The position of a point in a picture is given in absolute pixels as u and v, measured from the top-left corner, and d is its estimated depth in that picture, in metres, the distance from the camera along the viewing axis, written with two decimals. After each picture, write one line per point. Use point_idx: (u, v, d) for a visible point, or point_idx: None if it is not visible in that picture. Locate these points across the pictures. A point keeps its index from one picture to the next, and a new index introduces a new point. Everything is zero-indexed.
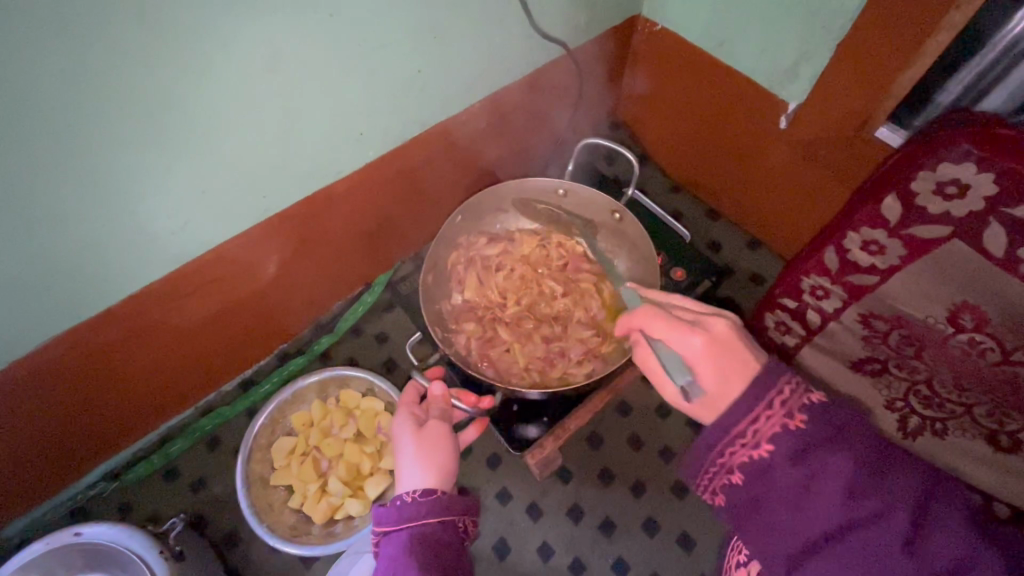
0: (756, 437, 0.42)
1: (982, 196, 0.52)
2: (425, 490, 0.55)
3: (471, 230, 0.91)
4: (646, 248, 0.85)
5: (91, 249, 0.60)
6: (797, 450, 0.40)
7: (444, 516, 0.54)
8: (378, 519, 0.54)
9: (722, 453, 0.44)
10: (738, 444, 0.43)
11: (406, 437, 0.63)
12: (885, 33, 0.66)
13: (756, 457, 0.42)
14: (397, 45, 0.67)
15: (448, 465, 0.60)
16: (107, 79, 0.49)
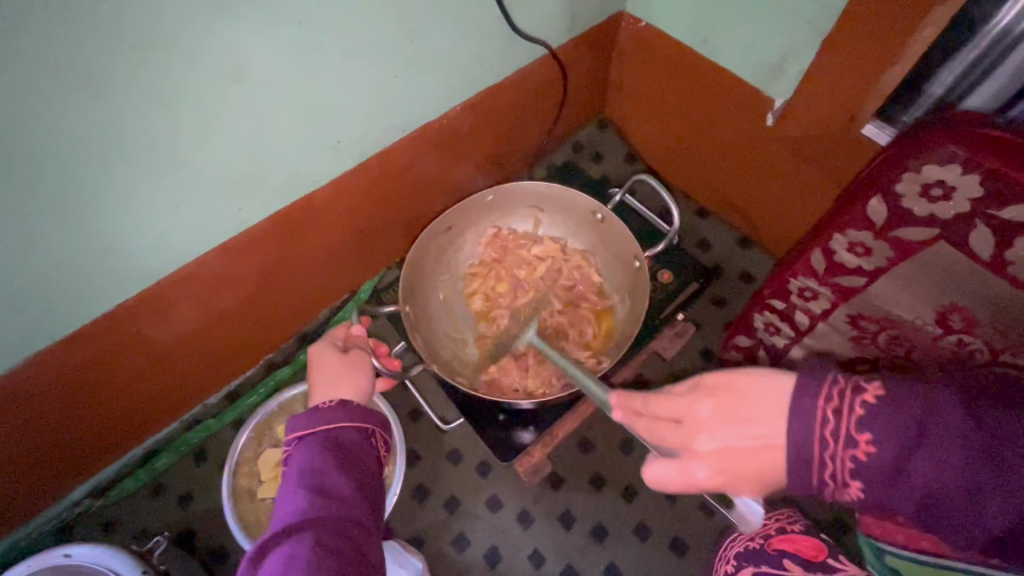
0: (842, 456, 0.39)
1: (967, 198, 0.51)
2: (342, 400, 0.61)
3: (498, 217, 0.90)
4: (643, 305, 0.82)
5: (62, 268, 0.59)
6: (901, 449, 0.38)
7: (362, 425, 0.60)
8: (294, 426, 0.59)
9: (825, 463, 0.40)
10: (838, 451, 0.40)
11: (328, 358, 0.67)
12: (869, 29, 0.65)
13: (867, 459, 0.39)
14: (372, 51, 0.66)
15: (364, 385, 0.66)
16: (67, 96, 0.47)
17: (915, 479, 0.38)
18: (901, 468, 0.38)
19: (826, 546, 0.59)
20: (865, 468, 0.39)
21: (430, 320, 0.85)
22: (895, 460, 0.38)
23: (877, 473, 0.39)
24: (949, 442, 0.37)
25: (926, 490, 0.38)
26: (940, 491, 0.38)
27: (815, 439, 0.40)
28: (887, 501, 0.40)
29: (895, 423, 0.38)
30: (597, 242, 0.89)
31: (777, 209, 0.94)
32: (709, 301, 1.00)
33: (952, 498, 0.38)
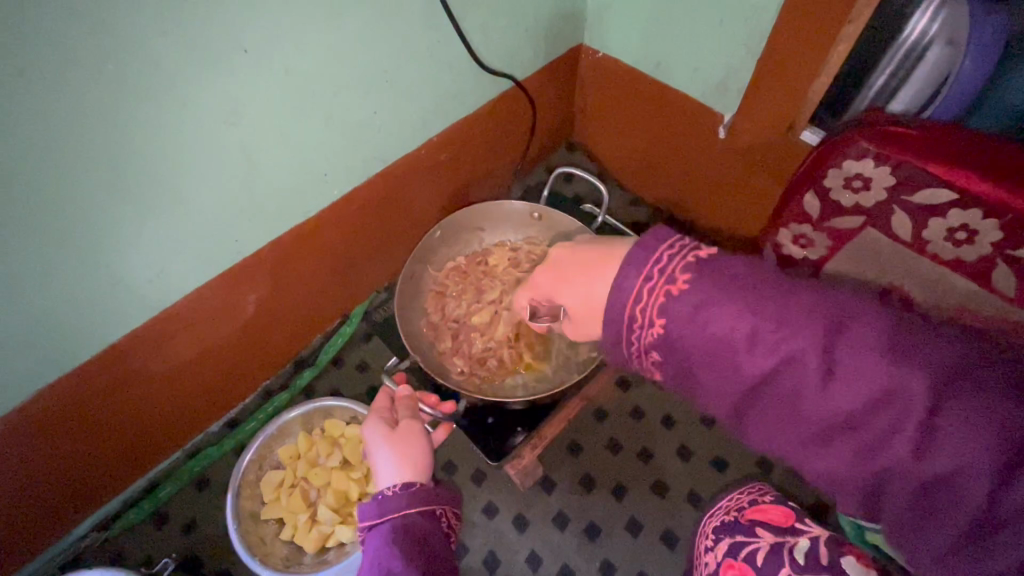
0: (649, 315, 0.43)
1: (882, 187, 0.58)
2: (403, 484, 0.61)
3: (448, 251, 0.96)
4: None
5: (71, 302, 0.63)
6: (691, 310, 0.42)
7: (428, 507, 0.59)
8: (362, 515, 0.58)
9: (632, 340, 0.45)
10: (637, 327, 0.44)
11: (382, 437, 0.68)
12: (793, 48, 0.73)
13: (657, 334, 0.43)
14: (352, 91, 0.73)
15: (421, 461, 0.65)
16: (83, 145, 0.53)
17: (719, 338, 0.41)
18: (703, 331, 0.42)
19: (793, 511, 0.64)
20: (659, 329, 0.43)
21: (420, 345, 0.90)
22: (690, 323, 0.42)
23: (666, 333, 0.43)
24: (760, 310, 0.40)
25: (727, 351, 0.42)
26: (732, 356, 0.41)
27: (623, 335, 0.45)
28: (681, 364, 0.44)
29: (702, 293, 0.42)
30: (535, 233, 0.98)
31: (737, 213, 1.02)
32: None
33: (754, 364, 0.41)
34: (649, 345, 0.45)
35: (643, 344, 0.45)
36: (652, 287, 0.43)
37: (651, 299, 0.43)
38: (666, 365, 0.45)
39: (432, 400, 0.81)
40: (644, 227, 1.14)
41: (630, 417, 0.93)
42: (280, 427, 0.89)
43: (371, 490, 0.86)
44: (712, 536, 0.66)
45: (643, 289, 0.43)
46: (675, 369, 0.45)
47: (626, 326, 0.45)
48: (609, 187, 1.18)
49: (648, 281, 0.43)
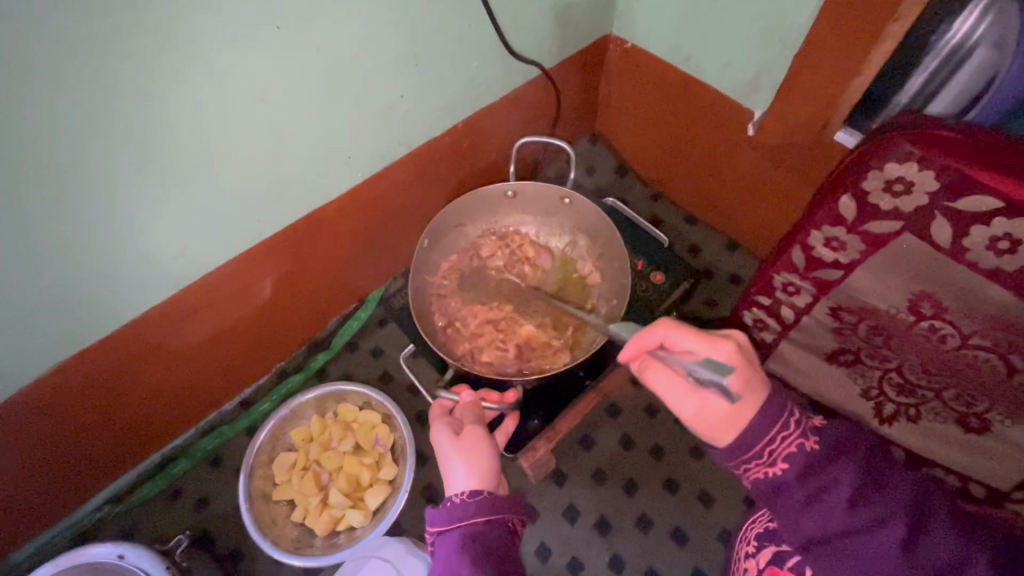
0: (761, 466, 0.49)
1: (926, 191, 0.56)
2: (472, 491, 0.58)
3: (437, 257, 0.92)
4: (615, 243, 0.89)
5: (93, 276, 0.63)
6: (814, 472, 0.46)
7: (495, 516, 0.57)
8: (432, 520, 0.57)
9: (744, 469, 0.50)
10: (756, 462, 0.49)
11: (449, 445, 0.65)
12: (834, 46, 0.71)
13: (771, 473, 0.48)
14: (380, 73, 0.71)
15: (491, 467, 0.62)
16: (110, 117, 0.53)
17: (843, 507, 0.45)
18: (819, 474, 0.46)
19: None
20: (776, 470, 0.48)
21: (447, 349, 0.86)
22: (811, 466, 0.47)
23: (792, 468, 0.47)
24: (855, 463, 0.46)
25: (818, 495, 0.46)
26: (841, 521, 0.45)
27: (741, 459, 0.50)
28: (785, 494, 0.47)
29: (833, 462, 0.46)
30: (524, 212, 0.95)
31: (761, 214, 1.00)
32: (701, 302, 1.04)
33: (842, 510, 0.45)
34: (756, 477, 0.49)
35: (759, 469, 0.49)
36: (799, 430, 0.48)
37: (790, 436, 0.48)
38: (772, 495, 0.48)
39: (496, 397, 0.76)
40: (664, 222, 1.13)
41: (644, 414, 0.92)
42: (293, 409, 0.89)
43: (382, 476, 0.85)
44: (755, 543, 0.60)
45: (790, 425, 0.48)
46: (775, 499, 0.48)
47: (754, 450, 0.49)
48: (631, 182, 1.17)
49: (792, 424, 0.48)
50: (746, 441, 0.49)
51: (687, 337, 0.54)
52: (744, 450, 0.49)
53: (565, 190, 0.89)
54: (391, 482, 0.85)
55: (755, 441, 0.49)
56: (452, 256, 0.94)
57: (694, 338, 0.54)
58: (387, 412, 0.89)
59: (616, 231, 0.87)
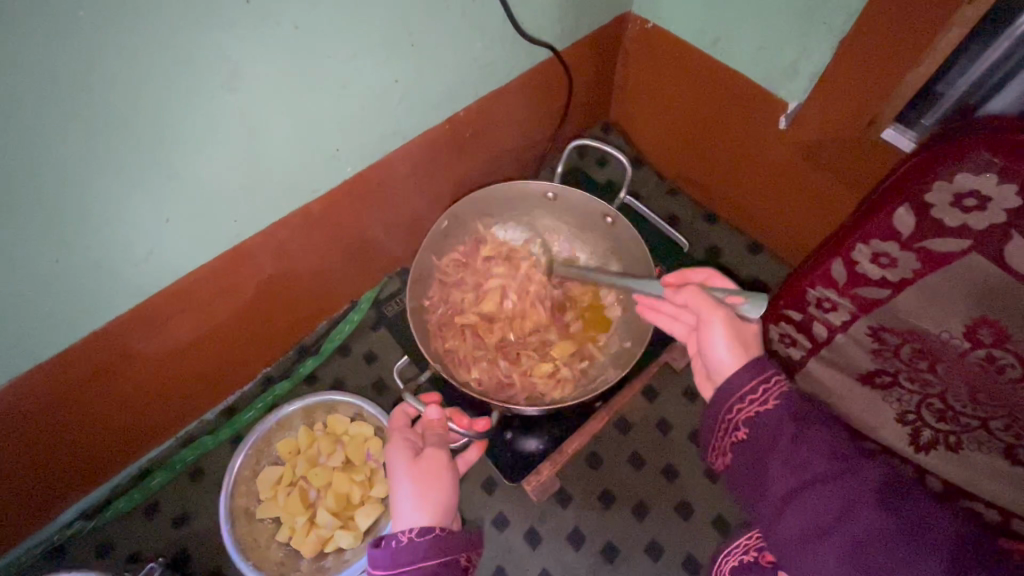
0: (765, 394, 0.47)
1: (1004, 208, 0.50)
2: (422, 529, 0.54)
3: (456, 244, 0.85)
4: (643, 261, 0.80)
5: (47, 287, 0.56)
6: (797, 412, 0.45)
7: (448, 555, 0.53)
8: (373, 562, 0.51)
9: (731, 411, 0.49)
10: (746, 401, 0.48)
11: (402, 471, 0.61)
12: (890, 32, 0.62)
13: (760, 411, 0.46)
14: (371, 55, 0.63)
15: (443, 500, 0.59)
16: (50, 108, 0.45)
17: (816, 445, 0.42)
18: (796, 425, 0.44)
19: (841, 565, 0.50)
20: (766, 407, 0.46)
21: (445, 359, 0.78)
22: (791, 418, 0.45)
23: (768, 417, 0.46)
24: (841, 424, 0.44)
25: (793, 446, 0.43)
26: (810, 456, 0.42)
27: (729, 403, 0.49)
28: (758, 450, 0.46)
29: (816, 410, 0.45)
30: (556, 220, 0.87)
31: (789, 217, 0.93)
32: None
33: (812, 461, 0.42)
34: (743, 418, 0.48)
35: (737, 424, 0.48)
36: (783, 383, 0.47)
37: (773, 387, 0.47)
38: (743, 452, 0.47)
39: (466, 420, 0.71)
40: (680, 220, 1.04)
41: (656, 431, 0.86)
42: (281, 420, 0.83)
43: (374, 494, 0.80)
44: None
45: (773, 378, 0.47)
46: (745, 456, 0.47)
47: (734, 400, 0.49)
48: (645, 175, 1.08)
49: (777, 377, 0.47)
50: (734, 389, 0.49)
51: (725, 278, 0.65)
52: (734, 393, 0.49)
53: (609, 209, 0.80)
54: (383, 501, 0.79)
55: (746, 380, 0.48)
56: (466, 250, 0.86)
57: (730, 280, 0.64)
58: (379, 425, 0.82)
59: (650, 256, 0.78)
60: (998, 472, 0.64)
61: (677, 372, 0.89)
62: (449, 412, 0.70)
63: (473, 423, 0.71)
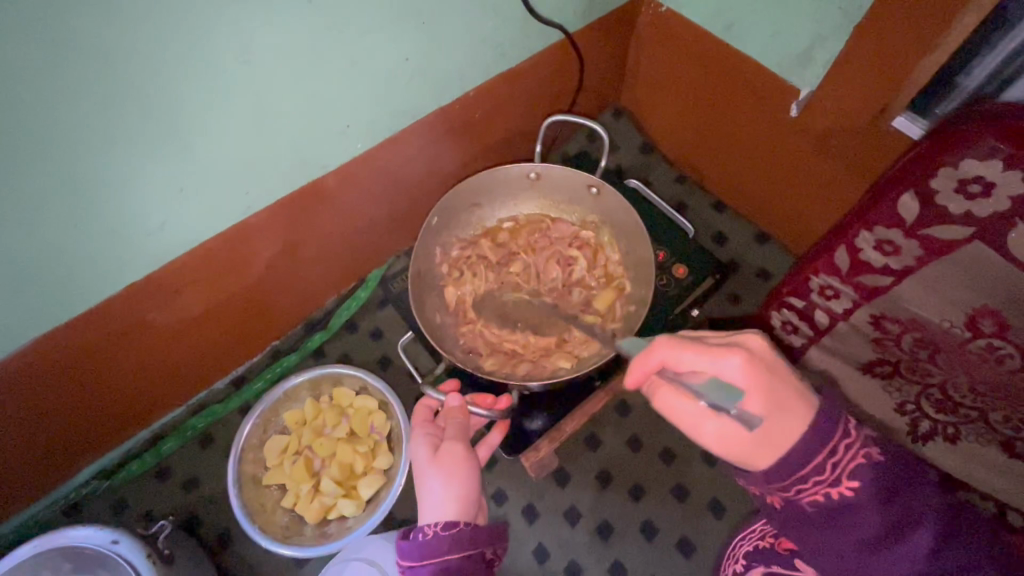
0: (838, 471, 0.41)
1: (1007, 195, 0.50)
2: (447, 522, 0.55)
3: (448, 238, 0.86)
4: (634, 223, 0.82)
5: (68, 251, 0.58)
6: (882, 490, 0.40)
7: (474, 550, 0.55)
8: (402, 554, 0.54)
9: (791, 488, 0.43)
10: (812, 482, 0.42)
11: (427, 465, 0.62)
12: (906, 18, 0.61)
13: (836, 494, 0.41)
14: (383, 32, 0.63)
15: (467, 492, 0.60)
16: (75, 77, 0.46)
17: (907, 534, 0.39)
18: (884, 511, 0.40)
19: None
20: (841, 490, 0.41)
21: (443, 338, 0.80)
22: (877, 500, 0.40)
23: (848, 499, 0.41)
24: (930, 493, 0.40)
25: (885, 542, 0.39)
26: (914, 552, 0.38)
27: (796, 475, 0.42)
28: (831, 528, 0.42)
29: (900, 479, 0.40)
30: (547, 198, 0.87)
31: (797, 205, 0.92)
32: (725, 297, 0.97)
33: (909, 562, 0.39)
34: (810, 498, 0.42)
35: (801, 497, 0.43)
36: (855, 451, 0.41)
37: (844, 463, 0.41)
38: (807, 521, 0.43)
39: (487, 402, 0.73)
40: (688, 208, 1.04)
41: (655, 414, 0.87)
42: (287, 391, 0.85)
43: (376, 465, 0.82)
44: (744, 561, 0.55)
45: (842, 447, 0.41)
46: (809, 526, 0.43)
47: (796, 477, 0.42)
48: (655, 161, 1.08)
49: (846, 445, 0.41)
50: (800, 460, 0.41)
51: (688, 353, 0.44)
52: (798, 469, 0.42)
53: (591, 179, 0.82)
54: (385, 473, 0.81)
55: (814, 457, 0.41)
56: (461, 237, 0.87)
57: (697, 352, 0.44)
58: (384, 399, 0.85)
59: (641, 222, 0.79)
60: (998, 466, 0.65)
61: None
62: (470, 397, 0.72)
63: (495, 403, 0.73)
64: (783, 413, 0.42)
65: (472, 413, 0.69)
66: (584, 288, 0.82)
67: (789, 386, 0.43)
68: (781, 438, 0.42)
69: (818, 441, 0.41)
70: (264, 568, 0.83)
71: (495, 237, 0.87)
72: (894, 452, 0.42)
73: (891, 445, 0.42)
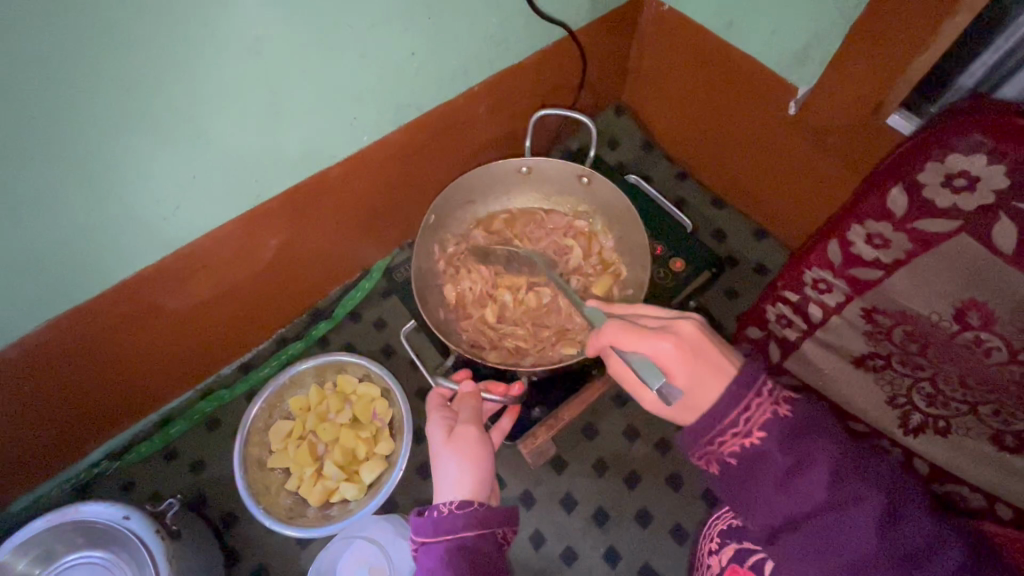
0: (749, 423, 0.43)
1: (992, 188, 0.52)
2: (461, 501, 0.55)
3: (446, 233, 0.88)
4: (624, 208, 0.84)
5: (84, 234, 0.60)
6: (787, 438, 0.42)
7: (487, 531, 0.54)
8: (416, 530, 0.54)
9: (712, 442, 0.45)
10: (729, 433, 0.44)
11: (441, 446, 0.63)
12: (899, 17, 0.63)
13: (747, 444, 0.43)
14: (390, 27, 0.65)
15: (482, 475, 0.60)
16: (95, 65, 0.48)
17: (803, 474, 0.41)
18: (791, 456, 0.42)
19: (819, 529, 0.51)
20: (751, 440, 0.43)
21: (445, 327, 0.82)
22: (782, 445, 0.42)
23: (757, 447, 0.43)
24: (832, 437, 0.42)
25: (789, 484, 0.42)
26: (807, 489, 0.41)
27: (715, 432, 0.45)
28: (748, 478, 0.44)
29: (804, 427, 0.42)
30: (540, 191, 0.89)
31: (796, 203, 0.93)
32: (723, 291, 0.99)
33: (815, 498, 0.41)
34: (728, 450, 0.44)
35: (723, 451, 0.45)
36: (764, 406, 0.43)
37: (755, 416, 0.43)
38: (730, 474, 0.45)
39: (500, 389, 0.74)
40: (688, 204, 1.06)
41: None
42: (292, 377, 0.87)
43: (378, 450, 0.84)
44: (718, 539, 0.58)
45: (754, 404, 0.43)
46: (734, 478, 0.45)
47: (716, 431, 0.45)
48: (656, 158, 1.10)
49: (757, 402, 0.44)
50: (722, 417, 0.44)
51: (625, 336, 0.49)
52: (713, 425, 0.45)
53: (580, 168, 0.83)
54: (386, 458, 0.83)
55: (727, 411, 0.44)
56: (459, 232, 0.89)
57: (630, 336, 0.49)
58: (386, 386, 0.87)
59: (632, 208, 0.82)
60: (990, 459, 0.66)
61: None
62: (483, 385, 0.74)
63: (508, 390, 0.74)
64: (701, 387, 0.46)
65: (485, 398, 0.72)
66: (583, 276, 0.84)
67: (710, 363, 0.46)
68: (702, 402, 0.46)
69: (733, 400, 0.44)
70: (267, 549, 0.85)
71: (492, 230, 0.88)
72: (799, 404, 0.44)
73: (799, 397, 0.44)
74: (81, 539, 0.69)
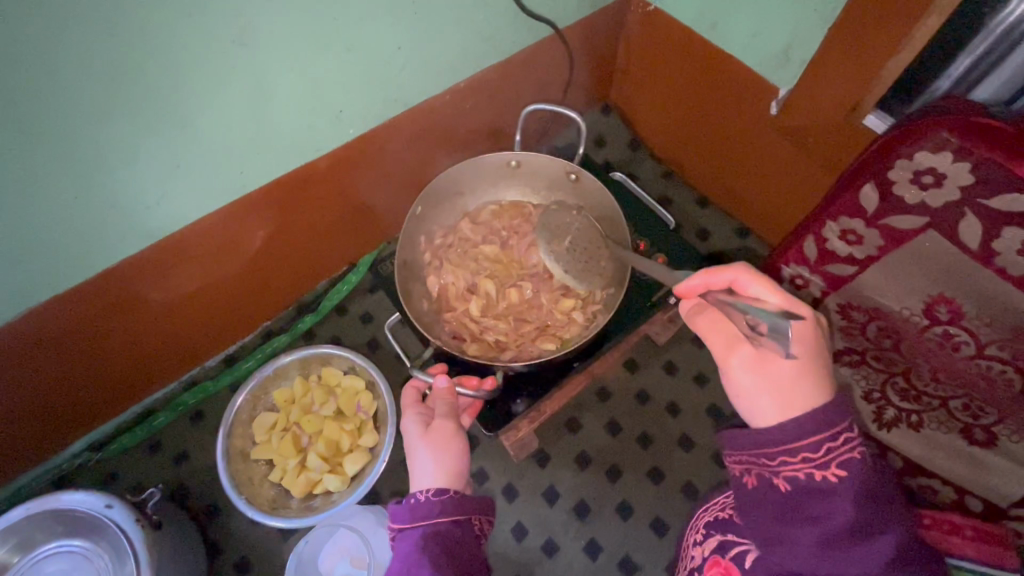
0: (830, 457, 0.42)
1: (957, 186, 0.54)
2: (438, 489, 0.56)
3: (432, 227, 0.89)
4: (607, 202, 0.84)
5: (65, 221, 0.60)
6: (862, 489, 0.42)
7: (463, 517, 0.55)
8: (393, 517, 0.54)
9: (779, 458, 0.44)
10: (803, 458, 0.43)
11: (417, 440, 0.63)
12: (877, 18, 0.64)
13: (818, 477, 0.42)
14: (376, 21, 0.66)
15: (458, 466, 0.61)
16: (76, 50, 0.48)
17: (860, 532, 0.41)
18: (857, 508, 0.41)
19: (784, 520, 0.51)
20: (825, 476, 0.42)
21: (429, 320, 0.83)
22: (854, 496, 0.41)
23: (828, 484, 0.42)
24: (894, 510, 0.42)
25: (842, 532, 0.41)
26: (858, 544, 0.41)
27: (785, 444, 0.44)
28: (794, 511, 0.43)
29: (874, 486, 0.42)
30: (527, 185, 0.90)
31: (775, 202, 0.96)
32: None
33: (861, 557, 0.40)
34: (791, 470, 0.44)
35: (783, 473, 0.44)
36: (853, 446, 0.42)
37: (839, 451, 0.42)
38: (776, 497, 0.45)
39: (474, 382, 0.75)
40: (673, 203, 1.08)
41: (634, 401, 0.90)
42: (277, 369, 0.87)
43: (362, 443, 0.84)
44: (703, 530, 0.60)
45: (843, 438, 0.42)
46: (778, 504, 0.44)
47: (788, 449, 0.44)
48: (642, 157, 1.11)
49: (847, 438, 0.42)
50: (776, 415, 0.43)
51: (759, 284, 0.49)
52: (797, 438, 0.43)
53: (564, 163, 0.84)
54: (370, 450, 0.83)
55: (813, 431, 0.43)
56: (444, 226, 0.90)
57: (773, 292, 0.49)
58: (370, 379, 0.87)
59: (614, 200, 0.82)
60: (961, 453, 0.64)
61: (659, 347, 0.94)
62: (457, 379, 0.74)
63: (482, 384, 0.75)
64: (808, 374, 0.45)
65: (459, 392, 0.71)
66: None
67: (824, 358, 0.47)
68: (802, 393, 0.45)
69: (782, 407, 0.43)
70: (250, 542, 0.85)
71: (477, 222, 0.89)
72: (876, 467, 0.44)
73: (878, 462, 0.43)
74: (59, 528, 0.69)
